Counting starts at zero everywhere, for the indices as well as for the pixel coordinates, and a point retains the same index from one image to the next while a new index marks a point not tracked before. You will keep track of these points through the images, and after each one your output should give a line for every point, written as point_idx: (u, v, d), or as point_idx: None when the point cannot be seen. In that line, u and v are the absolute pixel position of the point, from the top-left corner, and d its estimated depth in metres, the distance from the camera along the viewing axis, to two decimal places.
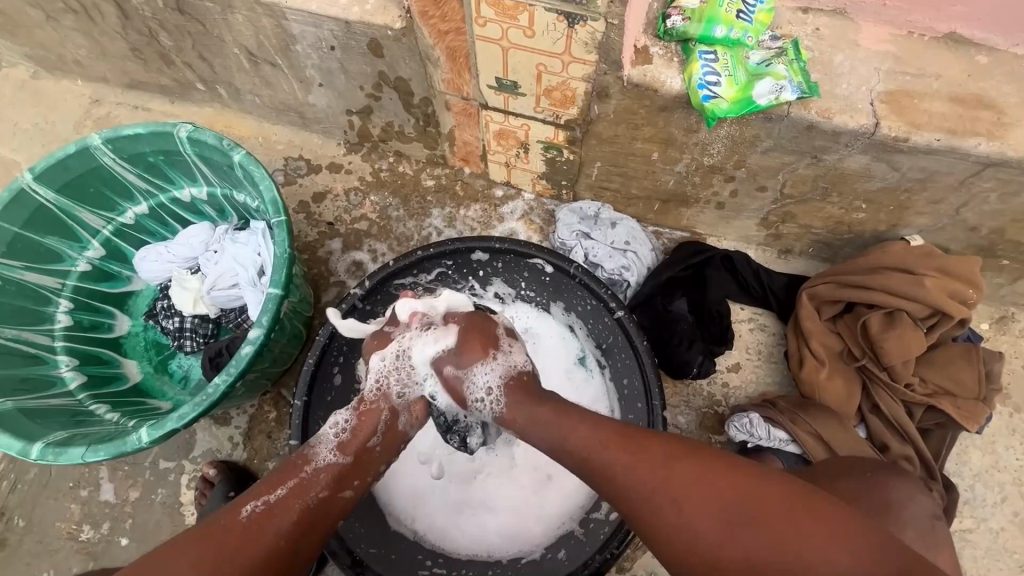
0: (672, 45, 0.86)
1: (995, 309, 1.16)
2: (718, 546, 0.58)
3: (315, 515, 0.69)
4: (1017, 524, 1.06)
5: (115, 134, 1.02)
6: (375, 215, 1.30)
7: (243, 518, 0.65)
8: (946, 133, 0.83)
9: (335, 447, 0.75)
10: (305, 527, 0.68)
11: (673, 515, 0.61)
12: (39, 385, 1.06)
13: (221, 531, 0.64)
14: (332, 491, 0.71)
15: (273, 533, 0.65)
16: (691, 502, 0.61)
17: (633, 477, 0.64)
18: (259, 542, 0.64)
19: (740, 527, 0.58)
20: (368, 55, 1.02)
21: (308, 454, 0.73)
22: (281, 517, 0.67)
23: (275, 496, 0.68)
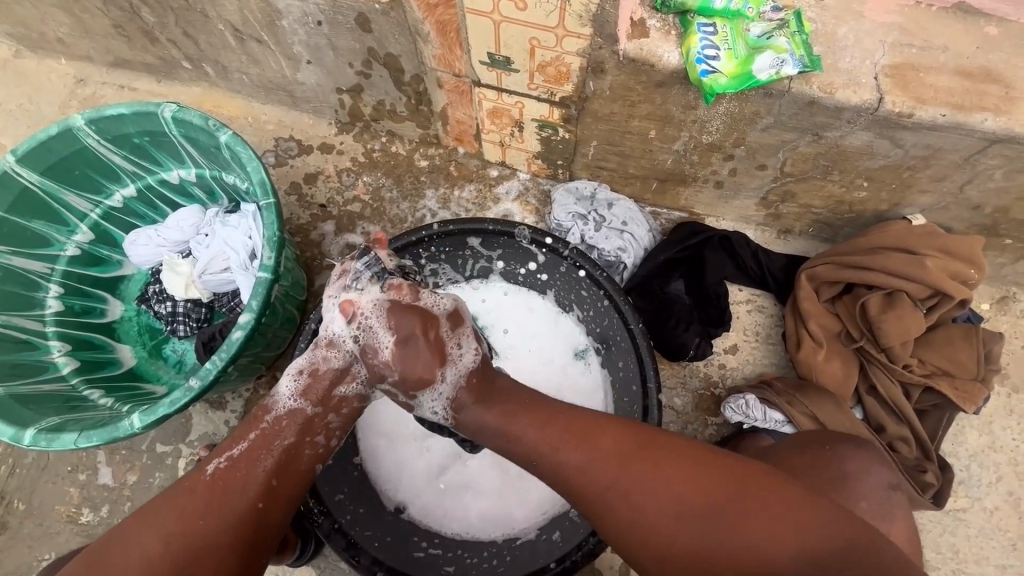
0: (669, 17, 0.83)
1: (996, 289, 1.15)
2: (676, 539, 0.61)
3: (286, 463, 0.71)
4: (1011, 503, 1.07)
5: (98, 114, 0.99)
6: (368, 196, 1.28)
7: (208, 476, 0.67)
8: (952, 108, 0.80)
9: (292, 393, 0.73)
10: (271, 473, 0.69)
11: (638, 521, 0.63)
12: (32, 371, 1.06)
13: (189, 487, 0.66)
14: (299, 438, 0.72)
15: (246, 483, 0.67)
16: (663, 497, 0.62)
17: (610, 473, 0.64)
18: (228, 493, 0.66)
19: (706, 529, 0.60)
20: (356, 30, 0.99)
21: (268, 405, 0.73)
22: (248, 467, 0.68)
23: (238, 450, 0.69)
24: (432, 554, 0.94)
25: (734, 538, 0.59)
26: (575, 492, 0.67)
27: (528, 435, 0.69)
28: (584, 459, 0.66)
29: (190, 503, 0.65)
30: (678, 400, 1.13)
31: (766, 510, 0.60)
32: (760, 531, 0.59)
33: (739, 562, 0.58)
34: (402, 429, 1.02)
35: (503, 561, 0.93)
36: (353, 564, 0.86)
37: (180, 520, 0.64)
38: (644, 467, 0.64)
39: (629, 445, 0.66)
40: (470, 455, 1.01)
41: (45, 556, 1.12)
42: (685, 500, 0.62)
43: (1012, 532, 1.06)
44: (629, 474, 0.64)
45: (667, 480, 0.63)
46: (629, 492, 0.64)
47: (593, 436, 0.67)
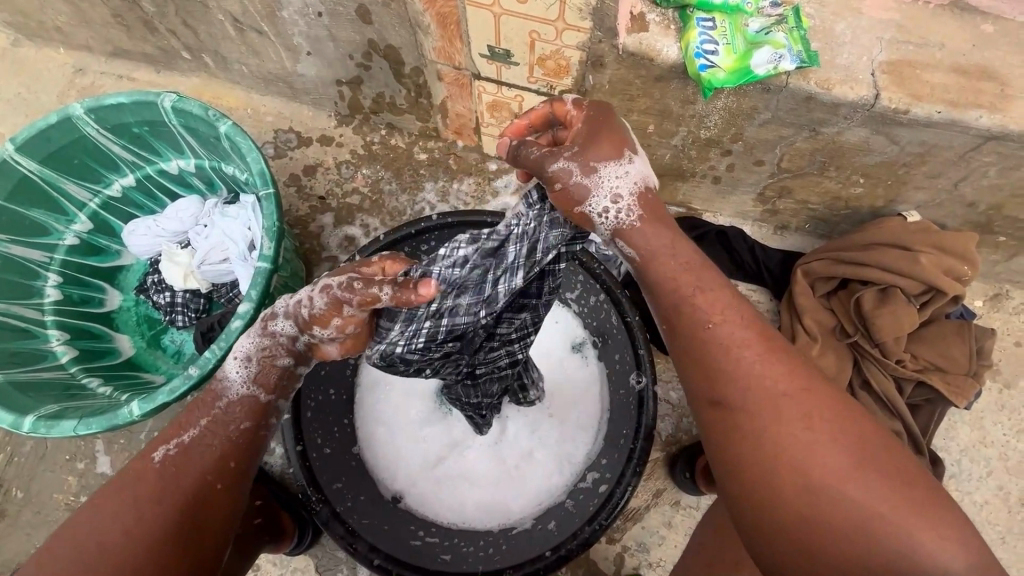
0: (669, 12, 0.83)
1: (989, 286, 1.16)
2: (827, 498, 0.54)
3: (242, 446, 0.68)
4: (1001, 497, 1.08)
5: (98, 104, 0.99)
6: (367, 188, 1.28)
7: (157, 464, 0.65)
8: (948, 105, 0.81)
9: (246, 380, 0.68)
10: (224, 456, 0.66)
11: (793, 457, 0.56)
12: (30, 359, 1.06)
13: (138, 474, 0.64)
14: (255, 424, 0.69)
15: (198, 468, 0.65)
16: (827, 453, 0.56)
17: (778, 401, 0.58)
18: (183, 477, 0.64)
19: (859, 508, 0.53)
20: (356, 21, 0.99)
21: (217, 389, 0.68)
22: (198, 454, 0.65)
23: (188, 438, 0.66)
24: (428, 543, 0.94)
25: (902, 519, 0.52)
26: (735, 391, 0.59)
27: (709, 309, 0.61)
28: (761, 368, 0.60)
29: (140, 494, 0.63)
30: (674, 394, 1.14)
31: (938, 523, 0.52)
32: (920, 536, 0.52)
33: (892, 548, 0.51)
34: (401, 420, 1.03)
35: (498, 550, 0.93)
36: (350, 551, 0.86)
37: (132, 512, 0.62)
38: (826, 408, 0.58)
39: (816, 381, 0.60)
40: (468, 445, 1.02)
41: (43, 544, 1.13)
42: (860, 460, 0.55)
43: (1001, 525, 1.07)
44: (812, 405, 0.58)
45: (845, 438, 0.56)
46: (801, 425, 0.57)
47: (779, 350, 0.61)
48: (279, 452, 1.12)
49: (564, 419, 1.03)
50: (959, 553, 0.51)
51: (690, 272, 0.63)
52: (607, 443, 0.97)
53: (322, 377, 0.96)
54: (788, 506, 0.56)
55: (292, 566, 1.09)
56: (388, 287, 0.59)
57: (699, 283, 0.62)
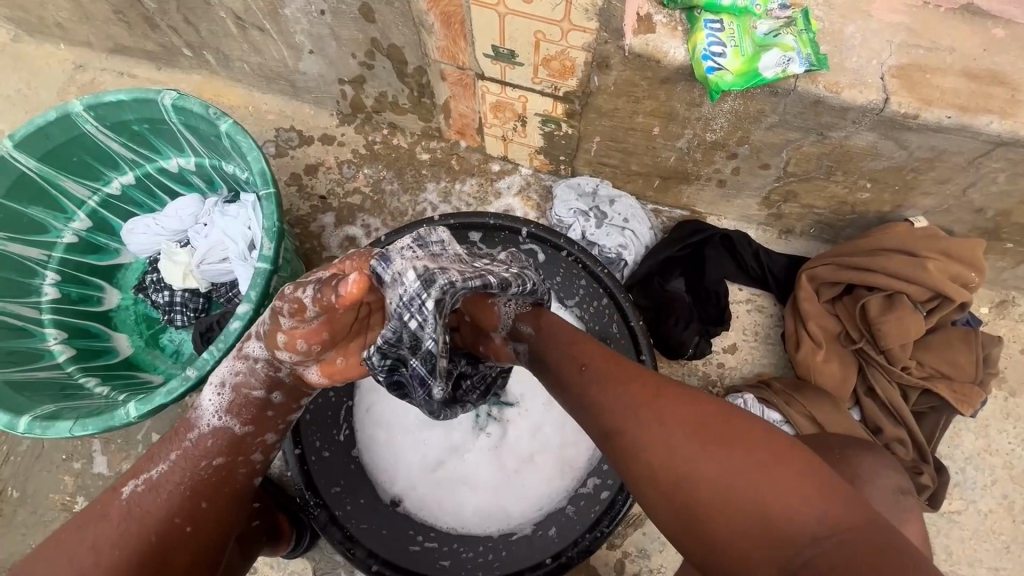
0: (676, 13, 0.82)
1: (996, 293, 1.15)
2: (690, 486, 0.55)
3: (215, 486, 0.70)
4: (1006, 506, 1.07)
5: (97, 100, 0.98)
6: (369, 188, 1.27)
7: (124, 501, 0.66)
8: (958, 110, 0.80)
9: (219, 409, 0.71)
10: (194, 496, 0.68)
11: (656, 460, 0.58)
12: (26, 358, 1.05)
13: (104, 512, 0.65)
14: (228, 461, 0.71)
15: (165, 510, 0.66)
16: (677, 441, 0.57)
17: (622, 415, 0.61)
18: (148, 516, 0.66)
19: (723, 489, 0.54)
20: (359, 20, 0.98)
21: (192, 420, 0.71)
22: (164, 491, 0.67)
23: (156, 473, 0.68)
24: (428, 548, 0.94)
25: (756, 484, 0.53)
26: (601, 419, 0.63)
27: (577, 353, 0.69)
28: (604, 387, 0.64)
29: (104, 534, 0.64)
30: None
31: (790, 479, 0.53)
32: (776, 495, 0.52)
33: (756, 517, 0.52)
34: (401, 422, 1.01)
35: (498, 556, 0.93)
36: (349, 557, 0.87)
37: (95, 555, 0.63)
38: (683, 403, 0.60)
39: (670, 387, 0.62)
40: (468, 449, 1.01)
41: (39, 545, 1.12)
42: (711, 443, 0.56)
43: (1005, 534, 1.06)
44: (667, 405, 0.60)
45: (687, 421, 0.59)
46: (660, 427, 0.59)
47: (631, 374, 0.64)
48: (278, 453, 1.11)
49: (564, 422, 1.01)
50: (807, 501, 0.51)
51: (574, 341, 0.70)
52: None
53: None
54: (674, 506, 0.57)
55: (290, 569, 1.08)
56: (309, 289, 0.60)
57: (571, 348, 0.69)
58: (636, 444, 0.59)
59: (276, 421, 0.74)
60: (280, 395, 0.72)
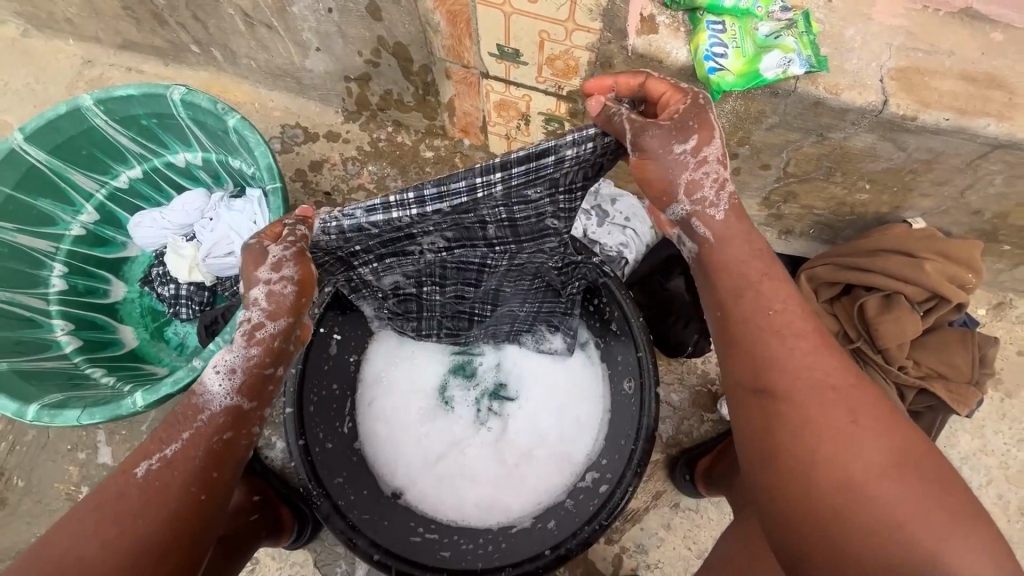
0: (678, 14, 0.83)
1: (993, 294, 1.16)
2: (855, 492, 0.52)
3: (225, 455, 0.65)
4: (1001, 506, 1.08)
5: (107, 95, 1.00)
6: (373, 185, 1.29)
7: (140, 477, 0.62)
8: (956, 113, 0.81)
9: (228, 390, 0.65)
10: (210, 467, 0.64)
11: (828, 451, 0.54)
12: (34, 348, 1.06)
13: (119, 487, 0.61)
14: (238, 433, 0.66)
15: (180, 480, 0.62)
16: (864, 446, 0.54)
17: (810, 387, 0.57)
18: (165, 493, 0.61)
19: (885, 512, 0.51)
20: (366, 18, 0.99)
21: (201, 403, 0.65)
22: (180, 466, 0.62)
23: (170, 451, 0.63)
24: (428, 539, 0.94)
25: (929, 521, 0.50)
26: (772, 375, 0.58)
27: (772, 298, 0.62)
28: (795, 352, 0.59)
29: (124, 507, 0.60)
30: (676, 396, 1.15)
31: (959, 530, 0.49)
32: (942, 539, 0.49)
33: (912, 549, 0.49)
34: (402, 417, 1.03)
35: (498, 547, 0.93)
36: (350, 546, 0.85)
37: (116, 527, 0.59)
38: (877, 409, 0.56)
39: (867, 385, 0.58)
40: (468, 443, 1.03)
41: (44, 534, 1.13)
42: (894, 469, 0.53)
43: (1000, 534, 1.07)
44: (859, 400, 0.57)
45: (880, 431, 0.55)
46: (832, 431, 0.55)
47: (836, 352, 0.60)
48: (280, 446, 1.13)
49: (562, 418, 1.03)
50: (981, 560, 0.48)
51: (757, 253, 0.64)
52: (608, 443, 0.97)
53: (326, 373, 0.97)
54: (814, 506, 0.53)
55: (292, 560, 1.10)
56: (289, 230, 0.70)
57: (764, 285, 0.62)
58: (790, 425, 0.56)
59: (275, 394, 0.69)
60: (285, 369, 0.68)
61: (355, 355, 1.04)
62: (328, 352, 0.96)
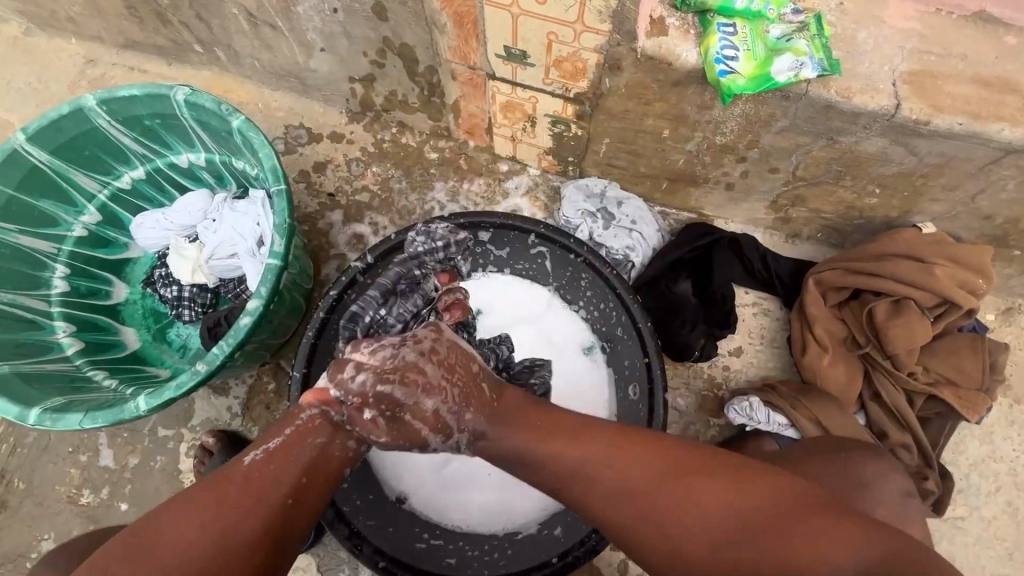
0: (688, 16, 0.82)
1: (1002, 300, 1.15)
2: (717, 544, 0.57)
3: (319, 462, 0.67)
4: (1009, 513, 1.07)
5: (111, 96, 0.99)
6: (377, 186, 1.28)
7: (243, 467, 0.64)
8: (969, 117, 0.80)
9: (316, 397, 0.70)
10: (298, 474, 0.66)
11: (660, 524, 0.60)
12: (35, 350, 1.05)
13: (221, 477, 0.63)
14: (329, 441, 0.69)
15: (279, 476, 0.64)
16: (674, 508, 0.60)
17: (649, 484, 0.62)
18: (260, 489, 0.63)
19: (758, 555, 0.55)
20: (372, 18, 0.98)
21: (296, 405, 0.70)
22: (281, 465, 0.65)
23: (274, 445, 0.66)
24: (433, 546, 0.94)
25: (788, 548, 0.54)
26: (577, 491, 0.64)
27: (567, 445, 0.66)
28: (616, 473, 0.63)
29: (220, 496, 0.62)
30: (681, 401, 1.14)
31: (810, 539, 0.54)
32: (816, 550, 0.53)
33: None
34: None
35: (504, 554, 0.94)
36: (355, 553, 0.88)
37: (212, 516, 0.60)
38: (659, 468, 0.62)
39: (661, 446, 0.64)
40: None
41: (45, 536, 1.12)
42: (716, 515, 0.58)
43: (1009, 541, 1.06)
44: (658, 456, 0.63)
45: (703, 490, 0.60)
46: (673, 485, 0.61)
47: (635, 445, 0.65)
48: None
49: None
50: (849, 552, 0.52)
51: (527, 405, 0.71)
52: None
53: None
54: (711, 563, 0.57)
55: (294, 564, 1.09)
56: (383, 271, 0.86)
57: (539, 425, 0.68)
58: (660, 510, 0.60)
59: None
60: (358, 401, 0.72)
61: None
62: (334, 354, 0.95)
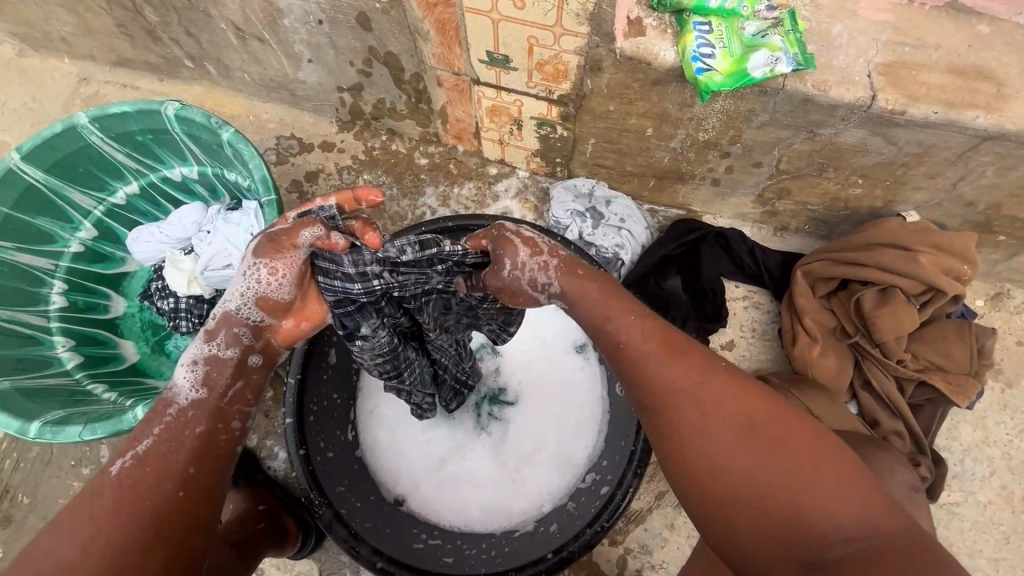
0: (665, 16, 0.84)
1: (990, 285, 1.16)
2: (736, 471, 0.57)
3: (202, 449, 0.63)
4: (1004, 497, 1.08)
5: (102, 112, 1.01)
6: (369, 193, 1.29)
7: (114, 477, 0.60)
8: (944, 106, 0.81)
9: (194, 384, 0.65)
10: (187, 460, 0.62)
11: (696, 436, 0.60)
12: (36, 365, 1.07)
13: (93, 491, 0.59)
14: (213, 423, 0.64)
15: (158, 478, 0.60)
16: (720, 421, 0.59)
17: (689, 389, 0.61)
18: (142, 489, 0.59)
19: (778, 491, 0.56)
20: (357, 29, 1.00)
21: (167, 398, 0.64)
22: (154, 461, 0.61)
23: (143, 447, 0.62)
24: (431, 546, 0.94)
25: (800, 484, 0.55)
26: (642, 391, 0.64)
27: (620, 329, 0.66)
28: (665, 367, 0.62)
29: (101, 509, 0.58)
30: None
31: (824, 481, 0.55)
32: (824, 495, 0.54)
33: (807, 519, 0.54)
34: (403, 422, 1.04)
35: (500, 552, 0.93)
36: (353, 555, 0.86)
37: (94, 529, 0.57)
38: (713, 387, 0.61)
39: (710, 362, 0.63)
40: (469, 448, 1.03)
41: None
42: (754, 442, 0.58)
43: (1006, 525, 1.07)
44: (711, 395, 0.61)
45: (736, 411, 0.60)
46: (701, 404, 0.60)
47: (684, 352, 0.64)
48: (282, 456, 1.13)
49: (564, 420, 1.03)
50: (851, 508, 0.54)
51: (610, 296, 0.68)
52: (608, 444, 0.96)
53: (325, 383, 0.96)
54: (733, 489, 0.57)
55: (296, 570, 1.10)
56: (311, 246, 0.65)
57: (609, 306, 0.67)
58: (693, 452, 0.60)
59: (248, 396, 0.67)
60: (258, 357, 0.67)
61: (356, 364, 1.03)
62: (328, 360, 0.95)
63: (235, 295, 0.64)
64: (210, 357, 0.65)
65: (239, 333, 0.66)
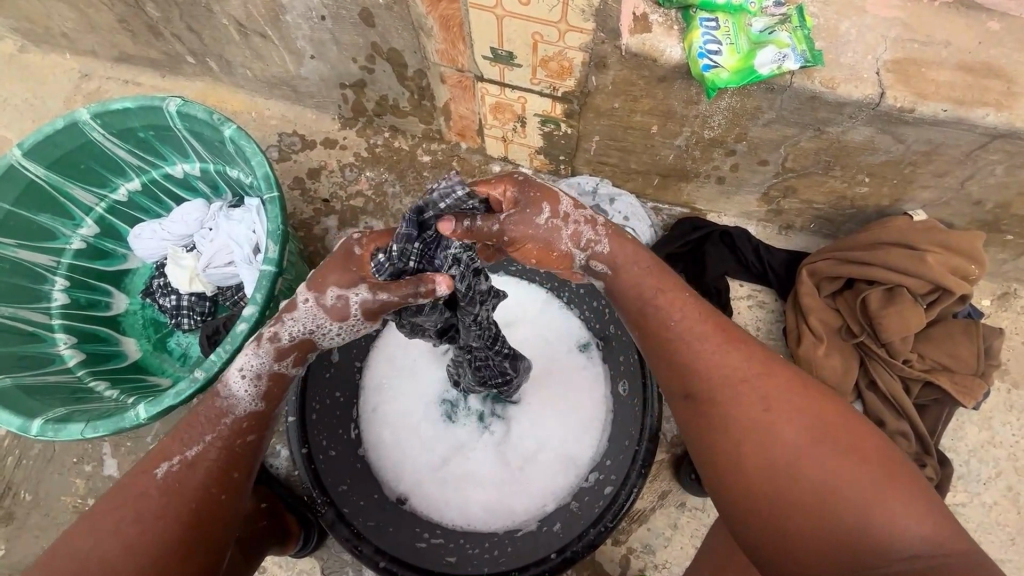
0: (672, 12, 0.83)
1: (997, 285, 1.15)
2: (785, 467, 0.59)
3: (240, 458, 0.69)
4: (1010, 498, 1.07)
5: (103, 109, 1.00)
6: (371, 190, 1.28)
7: (159, 478, 0.65)
8: (953, 103, 0.80)
9: (252, 396, 0.69)
10: (228, 466, 0.68)
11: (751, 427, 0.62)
12: (38, 362, 1.07)
13: (138, 489, 0.64)
14: (256, 435, 0.71)
15: (201, 482, 0.66)
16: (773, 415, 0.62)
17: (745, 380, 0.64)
18: (186, 492, 0.65)
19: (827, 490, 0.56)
20: (359, 24, 0.99)
21: (223, 407, 0.69)
22: (201, 466, 0.67)
23: (191, 453, 0.67)
24: (433, 545, 0.94)
25: (852, 487, 0.56)
26: (695, 378, 0.67)
27: (672, 312, 0.69)
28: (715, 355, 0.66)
29: (145, 507, 0.64)
30: None
31: (876, 485, 0.56)
32: (873, 498, 0.55)
33: (856, 522, 0.54)
34: (407, 421, 1.03)
35: (504, 551, 0.93)
36: (355, 554, 0.86)
37: (137, 525, 0.62)
38: (769, 381, 0.64)
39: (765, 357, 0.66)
40: (473, 447, 1.02)
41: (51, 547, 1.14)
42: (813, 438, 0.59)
43: (1011, 527, 1.06)
44: (767, 389, 0.63)
45: (790, 407, 0.62)
46: (757, 395, 0.63)
47: (741, 343, 0.67)
48: (285, 454, 1.13)
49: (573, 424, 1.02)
50: (905, 516, 0.54)
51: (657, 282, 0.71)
52: (612, 444, 0.97)
53: (327, 382, 0.96)
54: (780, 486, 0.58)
55: (298, 568, 1.09)
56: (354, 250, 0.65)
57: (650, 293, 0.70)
58: (746, 442, 0.62)
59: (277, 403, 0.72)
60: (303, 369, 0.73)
61: (359, 363, 1.04)
62: (331, 360, 0.96)
63: (301, 324, 0.67)
64: (266, 372, 0.69)
65: (306, 354, 0.70)
